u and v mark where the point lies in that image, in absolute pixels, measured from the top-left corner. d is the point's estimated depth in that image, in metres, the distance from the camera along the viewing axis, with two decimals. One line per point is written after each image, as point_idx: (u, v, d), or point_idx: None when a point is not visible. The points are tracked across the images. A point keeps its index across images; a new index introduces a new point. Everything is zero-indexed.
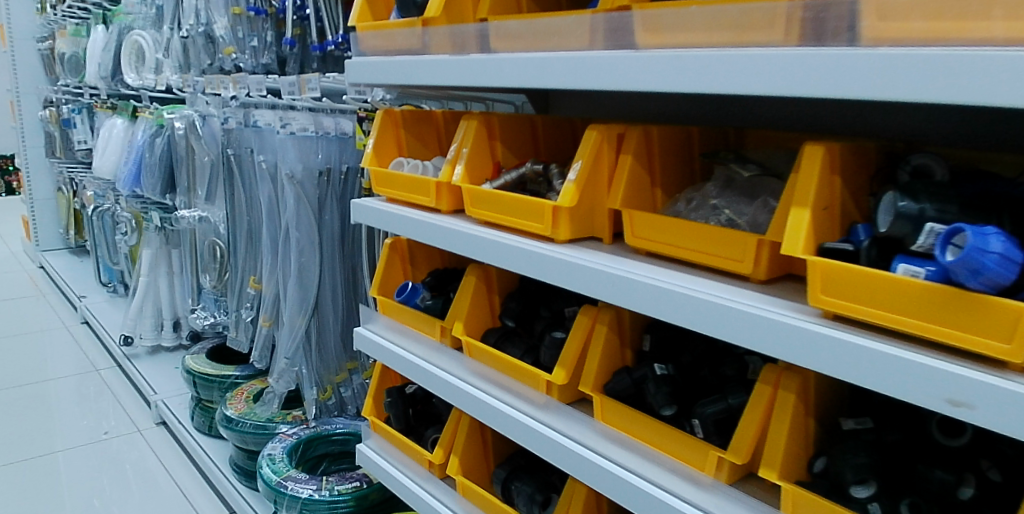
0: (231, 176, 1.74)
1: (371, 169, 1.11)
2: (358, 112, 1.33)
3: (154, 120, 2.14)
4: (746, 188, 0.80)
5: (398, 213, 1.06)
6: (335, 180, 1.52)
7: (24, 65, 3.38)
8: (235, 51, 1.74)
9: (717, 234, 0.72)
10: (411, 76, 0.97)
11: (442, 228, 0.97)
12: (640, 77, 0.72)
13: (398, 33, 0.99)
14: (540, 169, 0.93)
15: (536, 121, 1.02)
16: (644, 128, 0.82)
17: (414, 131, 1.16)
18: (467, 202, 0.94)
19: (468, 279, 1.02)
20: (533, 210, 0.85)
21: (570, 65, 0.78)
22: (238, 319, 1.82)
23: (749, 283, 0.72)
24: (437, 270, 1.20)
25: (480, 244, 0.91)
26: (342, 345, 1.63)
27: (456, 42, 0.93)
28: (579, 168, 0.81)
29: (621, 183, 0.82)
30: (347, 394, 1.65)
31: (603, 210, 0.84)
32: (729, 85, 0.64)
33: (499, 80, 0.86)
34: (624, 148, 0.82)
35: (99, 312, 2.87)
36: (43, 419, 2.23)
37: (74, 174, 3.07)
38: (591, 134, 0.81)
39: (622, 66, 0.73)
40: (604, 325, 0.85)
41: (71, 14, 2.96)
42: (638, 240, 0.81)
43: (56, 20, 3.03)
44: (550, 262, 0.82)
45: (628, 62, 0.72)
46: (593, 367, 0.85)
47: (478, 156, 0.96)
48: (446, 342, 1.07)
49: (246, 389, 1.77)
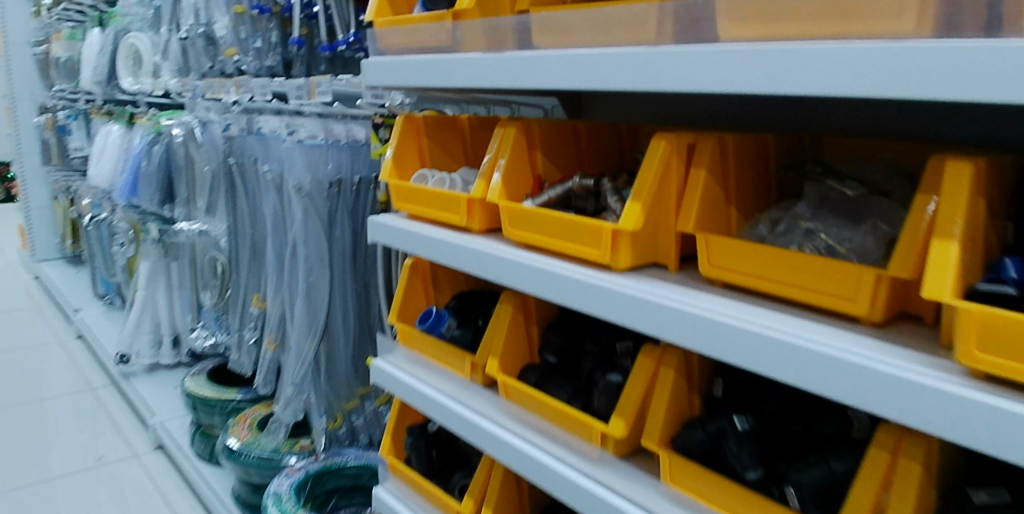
0: (233, 187, 1.61)
1: (390, 182, 0.99)
2: (375, 119, 1.20)
3: (152, 127, 2.02)
4: (846, 208, 0.67)
5: (422, 232, 0.93)
6: (346, 191, 1.38)
7: (19, 70, 3.25)
8: (237, 53, 1.61)
9: (821, 267, 0.60)
10: (440, 76, 0.84)
11: (474, 251, 0.84)
12: (709, 79, 0.58)
13: (424, 28, 0.86)
14: (588, 184, 0.81)
15: (579, 126, 0.89)
16: (719, 137, 0.69)
17: (437, 139, 1.03)
18: (505, 222, 0.82)
19: (502, 308, 0.90)
20: (586, 233, 0.72)
21: (638, 61, 0.64)
22: (240, 341, 1.70)
23: (861, 326, 0.59)
24: (462, 293, 1.08)
25: (519, 271, 0.78)
26: (354, 370, 1.50)
27: (492, 38, 0.80)
28: (646, 185, 0.68)
29: (693, 202, 0.68)
30: (359, 422, 1.50)
31: (670, 234, 0.71)
32: (841, 86, 0.50)
33: (539, 82, 0.74)
34: (695, 160, 0.69)
35: (96, 327, 2.75)
36: (34, 442, 2.10)
37: (71, 183, 2.95)
38: (659, 144, 0.68)
39: (698, 61, 0.59)
40: (671, 368, 0.72)
41: (68, 17, 2.85)
42: (714, 270, 0.68)
43: (51, 23, 2.91)
44: (602, 297, 0.70)
45: (695, 60, 0.59)
46: (658, 418, 0.72)
47: (516, 169, 0.84)
48: (476, 378, 0.95)
49: (249, 415, 1.63)
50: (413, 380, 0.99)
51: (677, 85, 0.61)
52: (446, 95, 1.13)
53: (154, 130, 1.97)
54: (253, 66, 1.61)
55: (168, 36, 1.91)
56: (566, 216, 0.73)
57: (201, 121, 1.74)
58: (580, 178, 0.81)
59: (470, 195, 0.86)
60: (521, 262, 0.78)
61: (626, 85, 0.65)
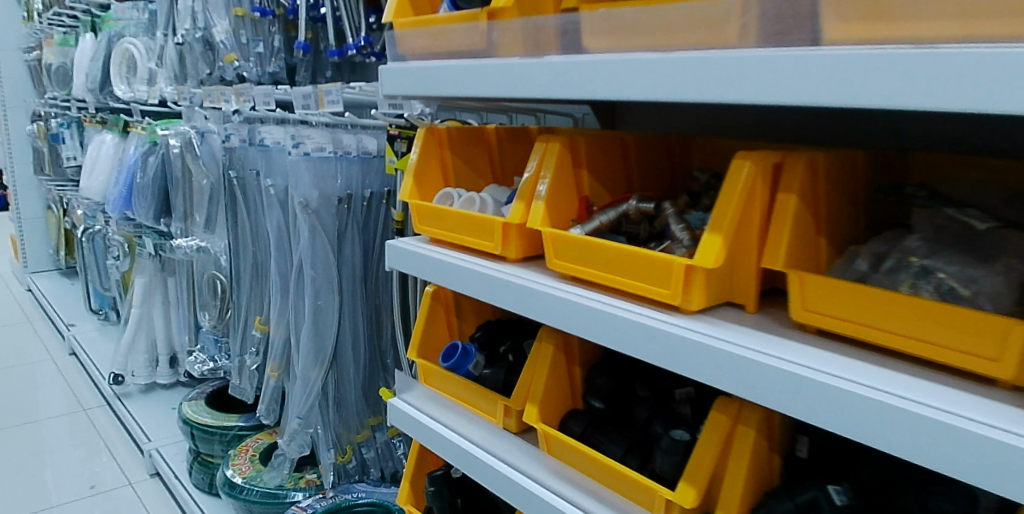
0: (233, 201, 1.50)
1: (411, 202, 0.87)
2: (388, 129, 1.08)
3: (147, 137, 1.91)
4: (966, 243, 0.58)
5: (448, 259, 0.82)
6: (356, 207, 1.28)
7: (10, 77, 3.15)
8: (237, 59, 1.49)
9: (950, 318, 0.49)
10: (471, 84, 0.73)
11: (510, 283, 0.73)
12: (816, 91, 0.48)
13: (453, 30, 0.75)
14: (646, 208, 0.70)
15: (628, 140, 0.79)
16: (809, 155, 0.59)
17: (463, 154, 0.93)
18: (550, 251, 0.71)
19: (543, 348, 0.79)
20: (652, 269, 0.61)
21: (722, 66, 0.53)
22: (241, 367, 1.58)
23: (1000, 391, 0.49)
24: (488, 323, 0.97)
25: (567, 309, 0.67)
26: (365, 398, 1.40)
27: (535, 40, 0.69)
28: (728, 213, 0.57)
29: (781, 234, 0.58)
30: (370, 455, 1.41)
31: (750, 269, 0.61)
32: (1008, 101, 0.40)
33: (586, 91, 0.63)
34: (781, 183, 0.59)
35: (89, 343, 2.63)
36: (23, 469, 1.99)
37: (64, 193, 2.84)
38: (741, 165, 0.57)
39: (808, 68, 0.49)
40: (751, 428, 0.62)
41: (59, 21, 2.74)
42: (806, 314, 0.58)
43: (41, 27, 2.80)
44: (666, 345, 0.60)
45: (798, 66, 0.49)
46: (736, 485, 0.61)
47: (561, 190, 0.73)
48: (508, 425, 0.82)
49: (251, 445, 1.53)
50: (438, 426, 0.87)
51: (776, 96, 0.51)
52: (468, 103, 1.02)
53: (149, 141, 1.86)
54: (255, 73, 1.50)
55: (163, 42, 1.81)
56: (628, 248, 0.62)
57: (199, 131, 1.63)
58: (636, 201, 0.70)
59: (506, 219, 0.75)
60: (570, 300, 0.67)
61: (701, 95, 0.55)
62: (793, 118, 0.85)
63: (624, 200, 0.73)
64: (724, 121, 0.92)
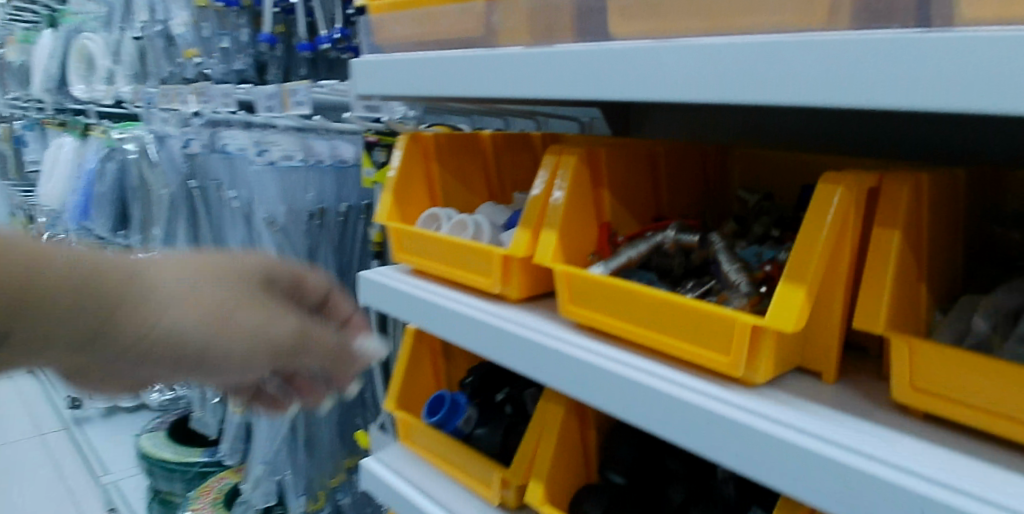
0: (194, 215, 1.35)
1: (389, 225, 0.72)
2: (365, 135, 0.93)
3: (105, 141, 1.74)
4: None
5: (432, 296, 0.66)
6: (331, 223, 1.12)
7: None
8: (198, 54, 1.35)
9: None
10: (461, 83, 0.58)
11: (505, 333, 0.57)
12: (950, 93, 0.33)
13: (442, 13, 0.60)
14: (687, 241, 0.55)
15: (658, 154, 0.64)
16: (919, 177, 0.44)
17: (452, 167, 0.77)
18: (564, 294, 0.55)
19: (552, 410, 0.64)
20: (706, 327, 0.46)
21: (805, 56, 0.38)
22: (203, 396, 1.47)
23: None
24: (481, 364, 0.82)
25: (576, 372, 0.52)
26: (341, 438, 1.24)
27: (542, 24, 0.54)
28: (814, 257, 0.41)
29: (883, 284, 0.43)
30: (346, 501, 1.25)
31: (832, 328, 0.46)
32: None
33: (596, 94, 0.48)
34: (880, 215, 0.44)
35: (50, 361, 2.45)
36: None
37: (27, 200, 2.66)
38: (832, 190, 0.42)
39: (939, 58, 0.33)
40: None
41: (21, 17, 2.56)
42: (914, 392, 0.42)
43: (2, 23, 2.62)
44: (713, 432, 0.44)
45: (912, 59, 0.34)
46: None
47: (576, 214, 0.58)
48: (507, 498, 0.67)
49: (214, 486, 1.38)
50: (421, 497, 0.71)
51: (875, 99, 0.35)
52: (460, 105, 0.87)
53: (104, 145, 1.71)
54: (219, 71, 1.35)
55: (123, 37, 1.65)
56: (675, 299, 0.47)
57: (157, 134, 1.46)
58: (675, 231, 0.55)
59: (507, 250, 0.60)
60: (581, 359, 0.51)
61: (762, 99, 0.40)
62: (853, 127, 0.70)
63: (657, 228, 0.58)
64: (763, 129, 0.77)
